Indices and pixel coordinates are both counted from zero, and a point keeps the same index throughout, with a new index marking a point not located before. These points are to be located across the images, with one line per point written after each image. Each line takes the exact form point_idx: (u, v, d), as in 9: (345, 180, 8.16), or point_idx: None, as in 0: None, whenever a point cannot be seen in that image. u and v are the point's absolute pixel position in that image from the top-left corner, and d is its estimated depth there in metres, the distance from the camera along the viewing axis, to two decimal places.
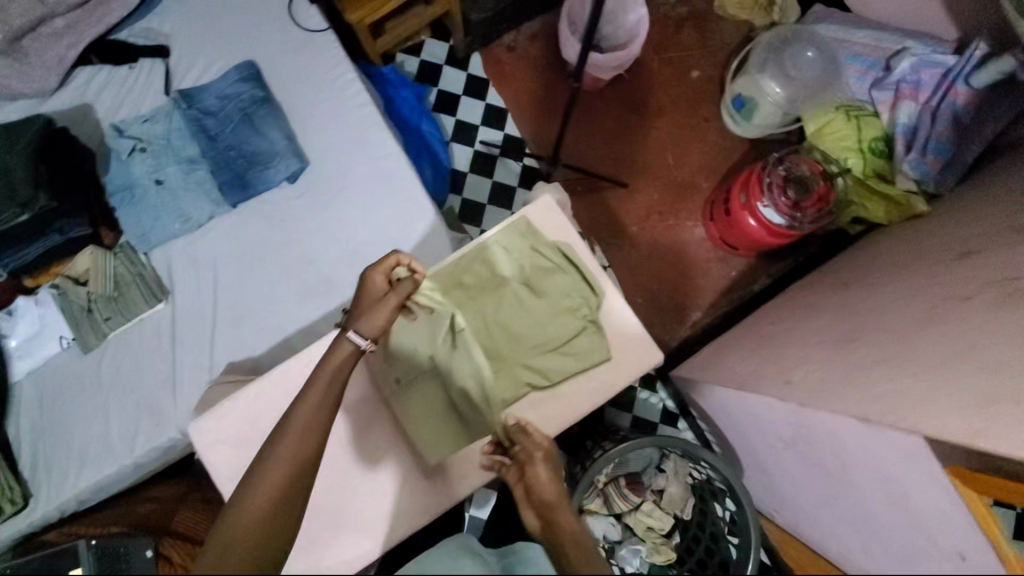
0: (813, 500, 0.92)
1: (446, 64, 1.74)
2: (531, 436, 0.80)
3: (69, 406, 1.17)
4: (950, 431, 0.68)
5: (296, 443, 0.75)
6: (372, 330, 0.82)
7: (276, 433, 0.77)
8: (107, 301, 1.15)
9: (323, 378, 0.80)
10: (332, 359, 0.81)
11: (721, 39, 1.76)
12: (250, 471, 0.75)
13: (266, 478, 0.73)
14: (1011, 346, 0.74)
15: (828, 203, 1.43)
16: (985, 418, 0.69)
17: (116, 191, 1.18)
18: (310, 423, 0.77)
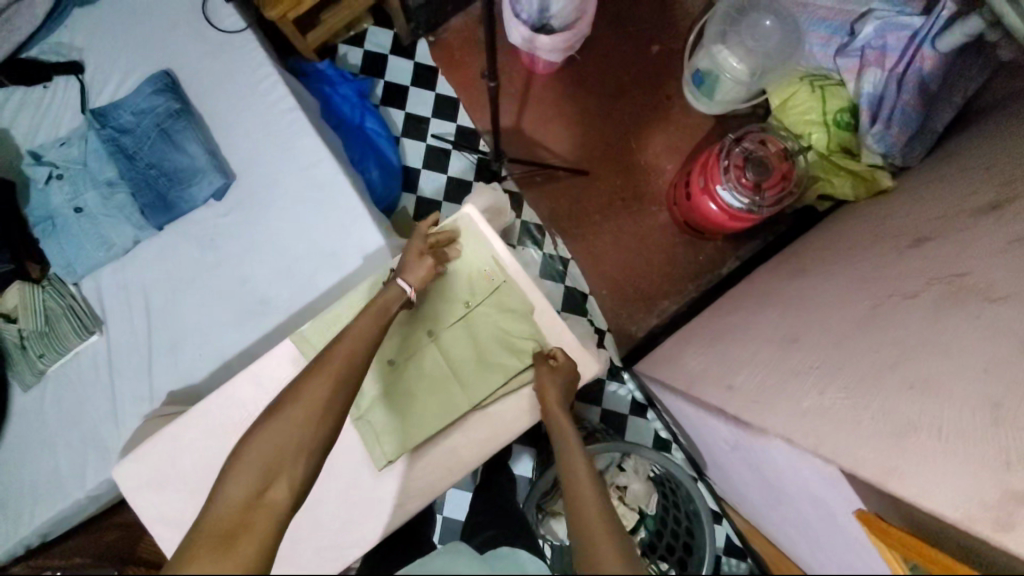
0: (759, 508, 0.89)
1: (391, 54, 1.65)
2: (561, 360, 0.86)
3: (17, 445, 1.16)
4: (864, 468, 0.65)
5: (336, 376, 0.67)
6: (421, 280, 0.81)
7: (318, 357, 0.70)
8: (39, 337, 1.12)
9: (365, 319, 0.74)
10: (382, 297, 0.78)
11: (682, 7, 1.65)
12: (285, 388, 0.67)
13: (300, 402, 0.65)
14: (942, 358, 0.69)
15: (790, 181, 1.35)
16: (901, 457, 0.64)
17: (37, 222, 1.15)
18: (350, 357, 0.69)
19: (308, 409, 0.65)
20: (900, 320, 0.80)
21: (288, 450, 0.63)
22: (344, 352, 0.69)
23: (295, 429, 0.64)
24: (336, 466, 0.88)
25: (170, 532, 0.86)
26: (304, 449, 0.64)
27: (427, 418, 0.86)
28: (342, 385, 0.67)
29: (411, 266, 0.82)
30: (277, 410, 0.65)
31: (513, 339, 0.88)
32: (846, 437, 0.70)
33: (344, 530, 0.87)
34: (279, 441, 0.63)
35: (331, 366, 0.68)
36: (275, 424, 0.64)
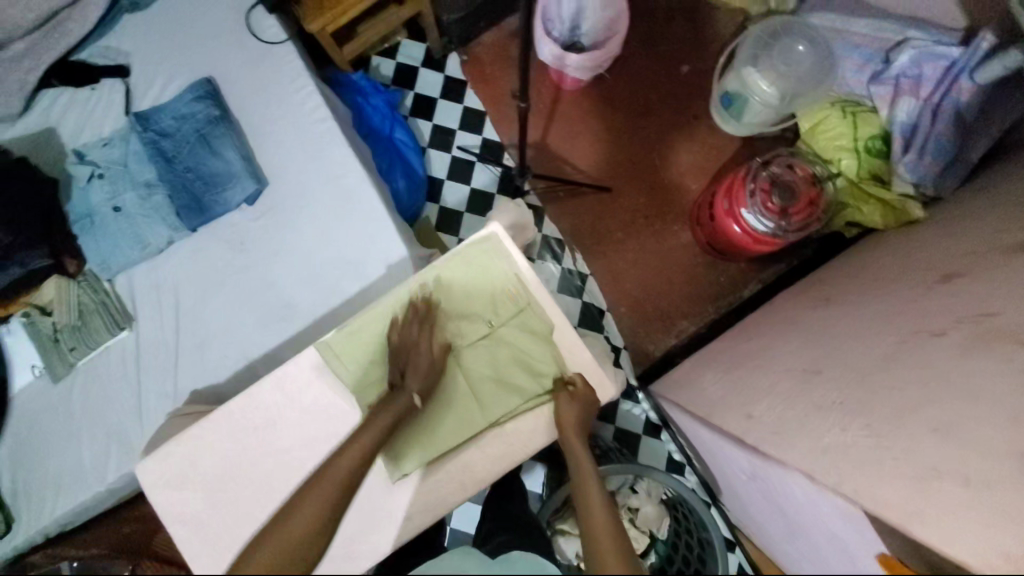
0: (775, 540, 0.87)
1: (423, 66, 1.68)
2: (580, 387, 0.86)
3: (43, 435, 1.19)
4: (885, 506, 0.62)
5: (334, 488, 0.74)
6: (423, 380, 0.84)
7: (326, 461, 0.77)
8: (72, 331, 1.16)
9: (368, 435, 0.79)
10: (389, 411, 0.82)
11: (713, 29, 1.67)
12: (293, 494, 0.75)
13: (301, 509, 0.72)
14: (973, 404, 0.68)
15: (818, 207, 1.34)
16: (928, 503, 0.62)
17: (77, 219, 1.19)
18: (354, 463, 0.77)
19: (306, 523, 0.72)
20: (929, 357, 0.78)
21: (291, 549, 0.70)
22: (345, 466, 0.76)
23: (298, 531, 0.71)
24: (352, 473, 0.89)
25: (184, 532, 0.88)
26: (304, 549, 0.70)
27: (444, 435, 0.86)
28: (337, 498, 0.74)
29: (414, 371, 0.84)
30: (284, 513, 0.73)
31: (532, 360, 0.88)
32: (878, 486, 0.64)
33: (351, 545, 0.86)
34: (282, 545, 0.70)
35: (331, 477, 0.75)
36: (281, 524, 0.72)
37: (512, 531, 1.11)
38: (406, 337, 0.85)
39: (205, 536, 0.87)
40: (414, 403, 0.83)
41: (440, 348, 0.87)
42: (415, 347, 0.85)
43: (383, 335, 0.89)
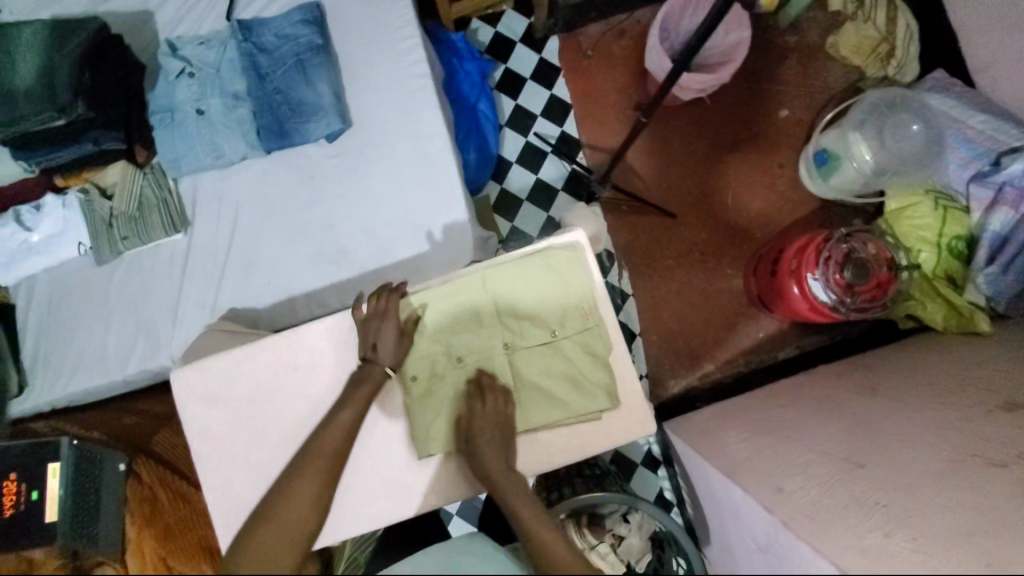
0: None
1: (521, 42, 1.63)
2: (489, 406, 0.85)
3: (74, 312, 1.20)
4: None
5: (321, 478, 0.76)
6: (395, 353, 0.86)
7: (302, 457, 0.78)
8: (128, 220, 1.17)
9: (346, 412, 0.82)
10: (362, 385, 0.85)
11: (823, 81, 1.61)
12: (270, 492, 0.74)
13: (289, 500, 0.73)
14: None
15: (884, 293, 1.31)
16: None
17: (157, 111, 1.17)
18: (333, 454, 0.78)
19: (305, 500, 0.73)
20: (980, 492, 0.79)
21: (278, 550, 0.69)
22: (321, 453, 0.78)
23: (294, 529, 0.71)
24: (377, 434, 0.90)
25: (204, 448, 0.90)
26: (296, 545, 0.71)
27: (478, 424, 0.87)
28: (324, 487, 0.76)
29: (385, 346, 0.86)
30: (267, 513, 0.72)
31: (583, 377, 0.88)
32: None
33: (364, 502, 0.90)
34: (269, 543, 0.69)
35: (316, 464, 0.77)
36: (269, 523, 0.71)
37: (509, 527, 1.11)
38: (380, 317, 0.87)
39: (221, 457, 0.89)
40: (386, 374, 0.86)
41: (449, 382, 0.88)
42: (387, 326, 0.86)
43: (448, 309, 0.89)
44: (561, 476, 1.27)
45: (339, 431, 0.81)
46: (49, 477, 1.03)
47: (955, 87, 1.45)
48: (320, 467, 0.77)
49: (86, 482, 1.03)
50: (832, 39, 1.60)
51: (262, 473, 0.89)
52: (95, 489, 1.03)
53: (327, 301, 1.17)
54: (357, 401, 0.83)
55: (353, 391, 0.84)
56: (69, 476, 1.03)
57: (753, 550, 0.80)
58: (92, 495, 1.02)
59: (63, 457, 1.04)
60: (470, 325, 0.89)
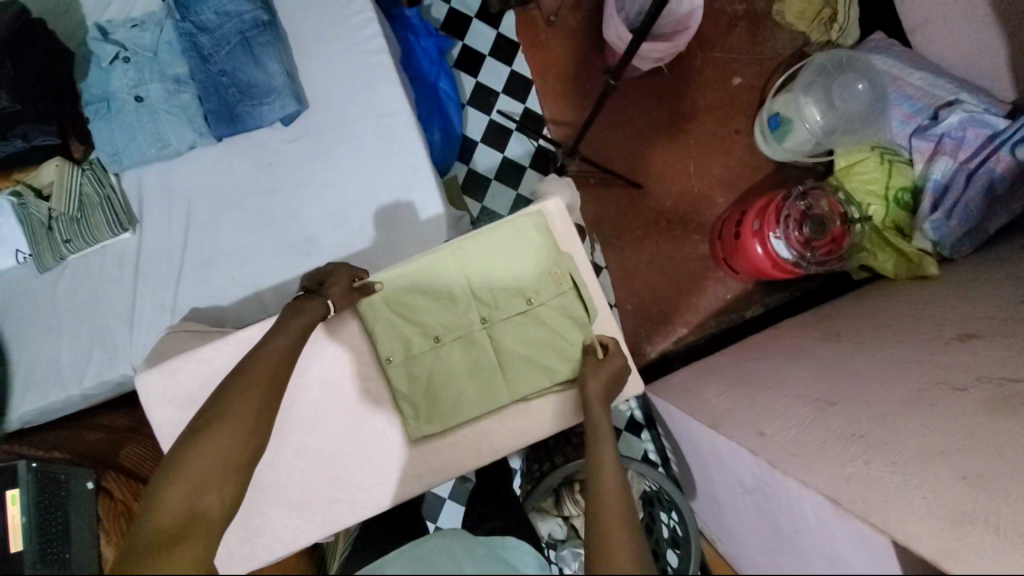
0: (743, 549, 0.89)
1: (476, 18, 1.60)
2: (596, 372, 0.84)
3: (15, 328, 1.11)
4: (922, 542, 0.56)
5: (252, 408, 0.72)
6: (341, 297, 0.85)
7: (230, 384, 0.74)
8: (69, 222, 1.08)
9: (281, 336, 0.79)
10: (299, 322, 0.80)
11: (772, 47, 1.66)
12: (196, 419, 0.70)
13: (218, 427, 0.69)
14: (994, 460, 0.72)
15: (839, 246, 1.38)
16: (955, 540, 0.59)
17: (92, 101, 1.08)
18: (268, 378, 0.75)
19: (240, 428, 0.71)
20: (949, 412, 0.82)
21: (217, 471, 0.67)
22: (251, 385, 0.74)
23: (231, 451, 0.69)
24: (366, 422, 0.89)
25: None
26: (235, 467, 0.69)
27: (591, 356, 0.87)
28: (259, 413, 0.73)
29: (338, 281, 0.85)
30: (200, 433, 0.69)
31: (568, 346, 0.88)
32: (906, 523, 0.60)
33: (361, 491, 0.88)
34: (204, 465, 0.66)
35: (256, 385, 0.74)
36: (203, 443, 0.68)
37: (501, 517, 1.10)
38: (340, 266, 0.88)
39: None
40: (324, 309, 0.83)
41: (433, 363, 0.87)
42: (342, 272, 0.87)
43: (422, 287, 0.87)
44: (551, 447, 1.27)
45: (285, 362, 0.78)
46: (9, 505, 0.92)
47: (892, 47, 1.52)
48: (256, 397, 0.73)
49: (52, 505, 0.95)
50: (778, 5, 1.65)
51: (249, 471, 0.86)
52: (62, 511, 0.96)
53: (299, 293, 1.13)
54: (291, 333, 0.79)
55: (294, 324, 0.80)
56: (30, 501, 0.94)
57: (745, 494, 0.85)
58: (61, 518, 0.95)
59: (22, 482, 0.94)
60: (446, 301, 0.88)
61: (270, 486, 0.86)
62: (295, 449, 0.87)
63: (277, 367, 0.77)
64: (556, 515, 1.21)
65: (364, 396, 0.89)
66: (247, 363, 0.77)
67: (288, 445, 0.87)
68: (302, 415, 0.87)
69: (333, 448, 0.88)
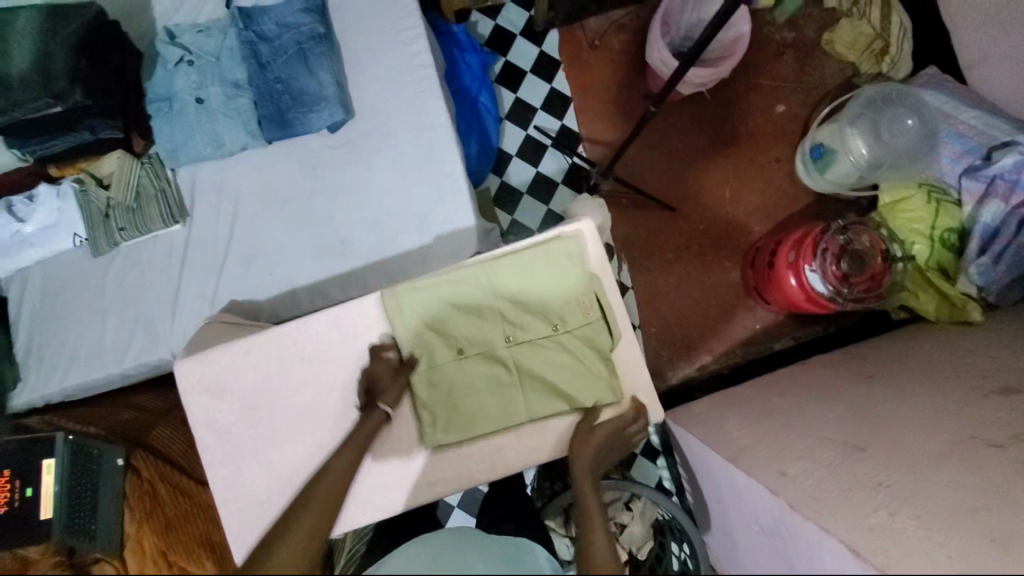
0: None
1: (521, 35, 1.63)
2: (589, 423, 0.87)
3: (66, 307, 1.18)
4: None
5: (321, 515, 0.70)
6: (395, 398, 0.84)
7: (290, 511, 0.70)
8: (126, 211, 1.15)
9: (344, 453, 0.79)
10: (365, 432, 0.82)
11: (818, 77, 1.63)
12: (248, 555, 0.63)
13: (293, 535, 0.65)
14: None
15: (879, 284, 1.34)
16: None
17: (155, 99, 1.15)
18: (326, 487, 0.74)
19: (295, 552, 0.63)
20: (973, 474, 0.80)
21: None
22: (323, 494, 0.73)
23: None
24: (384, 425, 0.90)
25: (210, 438, 0.89)
26: None
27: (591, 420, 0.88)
28: (316, 537, 0.67)
29: (385, 388, 0.84)
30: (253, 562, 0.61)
31: (590, 370, 0.88)
32: None
33: (373, 492, 0.90)
34: None
35: (311, 502, 0.71)
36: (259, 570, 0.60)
37: (516, 523, 1.09)
38: (374, 359, 0.87)
39: (229, 449, 0.89)
40: (386, 413, 0.84)
41: (455, 374, 0.89)
42: (380, 363, 0.87)
43: (452, 299, 0.89)
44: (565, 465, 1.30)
45: (341, 468, 0.78)
46: (44, 473, 1.05)
47: (947, 83, 1.48)
48: (313, 514, 0.70)
49: (82, 475, 1.04)
50: (828, 35, 1.62)
51: (270, 464, 0.89)
52: (92, 483, 1.04)
53: (331, 293, 1.18)
54: (354, 447, 0.80)
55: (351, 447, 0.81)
56: (63, 472, 1.04)
57: (761, 534, 0.82)
58: (89, 488, 1.03)
59: (58, 452, 1.05)
60: (475, 316, 0.89)
61: (289, 478, 0.89)
62: (315, 445, 0.89)
63: (337, 469, 0.77)
64: (564, 535, 1.20)
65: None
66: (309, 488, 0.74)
67: (308, 441, 0.89)
68: (325, 414, 0.89)
69: None
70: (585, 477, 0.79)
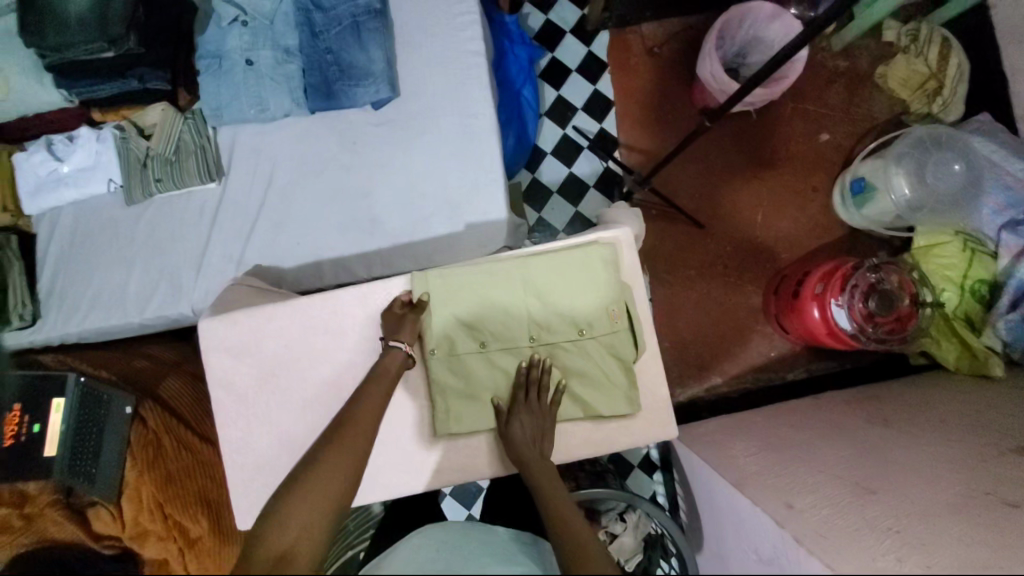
0: None
1: (571, 33, 1.61)
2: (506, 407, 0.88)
3: (93, 251, 1.19)
4: None
5: (354, 450, 0.74)
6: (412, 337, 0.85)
7: (335, 429, 0.76)
8: (164, 162, 1.15)
9: (374, 389, 0.81)
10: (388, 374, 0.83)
11: (866, 110, 1.61)
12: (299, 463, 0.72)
13: (326, 464, 0.72)
14: None
15: (905, 326, 1.32)
16: None
17: (206, 56, 1.15)
18: (369, 423, 0.78)
19: (341, 472, 0.72)
20: (984, 532, 0.79)
21: (314, 514, 0.68)
22: (357, 425, 0.77)
23: (326, 494, 0.70)
24: (396, 407, 0.90)
25: (226, 398, 0.90)
26: (329, 510, 0.69)
27: (522, 378, 0.87)
28: (354, 459, 0.74)
29: (397, 328, 0.85)
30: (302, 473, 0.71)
31: (609, 379, 0.88)
32: None
33: (377, 472, 0.90)
34: (304, 508, 0.68)
35: (348, 435, 0.75)
36: (305, 485, 0.69)
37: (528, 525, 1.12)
38: (389, 304, 0.88)
39: (242, 409, 0.90)
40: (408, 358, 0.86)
41: (476, 368, 0.89)
42: (394, 320, 0.86)
43: (480, 291, 0.88)
44: (564, 472, 1.30)
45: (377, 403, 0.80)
46: (54, 410, 1.06)
47: (997, 132, 1.45)
48: (348, 443, 0.74)
49: (91, 418, 1.06)
50: (881, 69, 1.59)
51: (281, 430, 0.89)
52: (98, 427, 1.06)
53: (356, 269, 1.18)
54: (381, 383, 0.82)
55: (374, 385, 0.82)
56: (73, 410, 1.06)
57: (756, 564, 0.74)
58: (95, 432, 1.05)
59: (68, 393, 1.07)
60: (501, 311, 0.88)
61: (297, 446, 0.89)
62: (326, 417, 0.89)
63: (376, 404, 0.80)
64: None
65: (403, 384, 0.91)
66: (350, 409, 0.79)
67: (321, 414, 0.89)
68: (340, 387, 0.89)
69: None
70: (543, 475, 0.80)
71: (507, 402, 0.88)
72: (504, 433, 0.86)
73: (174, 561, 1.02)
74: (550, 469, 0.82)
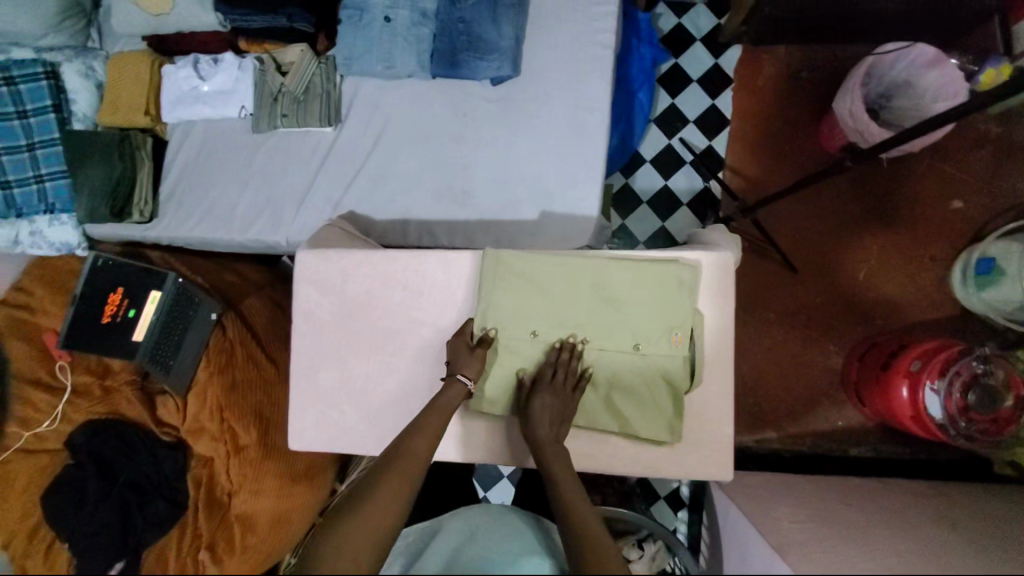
0: None
1: (700, 42, 1.55)
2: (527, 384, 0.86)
3: (211, 167, 1.29)
4: None
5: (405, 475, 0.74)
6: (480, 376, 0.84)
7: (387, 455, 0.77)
8: (293, 100, 1.23)
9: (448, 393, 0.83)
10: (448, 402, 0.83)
11: (1014, 184, 1.43)
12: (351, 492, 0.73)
13: (379, 487, 0.72)
14: None
15: (1001, 427, 1.19)
16: None
17: (349, 7, 1.20)
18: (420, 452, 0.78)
19: (390, 494, 0.72)
20: None
21: (364, 537, 0.67)
22: (411, 451, 0.77)
23: (378, 518, 0.69)
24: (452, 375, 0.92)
25: (304, 327, 0.95)
26: (381, 538, 0.68)
27: (550, 358, 0.85)
28: (405, 483, 0.74)
29: (464, 362, 0.84)
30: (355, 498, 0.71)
31: (656, 403, 0.85)
32: None
33: None
34: (360, 529, 0.68)
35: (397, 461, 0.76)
36: (358, 513, 0.69)
37: None
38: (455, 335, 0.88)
39: (311, 340, 0.95)
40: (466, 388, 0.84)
41: (519, 356, 0.87)
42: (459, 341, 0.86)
43: (559, 285, 0.87)
44: None
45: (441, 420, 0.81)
46: (149, 301, 1.14)
47: None
48: (400, 469, 0.74)
49: (182, 317, 1.14)
50: None
51: (343, 369, 0.94)
52: (186, 324, 1.14)
53: (438, 235, 1.21)
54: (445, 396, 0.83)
55: (440, 411, 0.82)
56: (166, 307, 1.14)
57: None
58: (180, 331, 1.13)
59: (165, 289, 1.14)
60: (568, 308, 0.87)
61: (353, 388, 0.93)
62: (385, 368, 0.93)
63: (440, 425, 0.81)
64: None
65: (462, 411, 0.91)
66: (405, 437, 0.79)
67: (382, 363, 0.93)
68: (405, 342, 0.93)
69: (417, 381, 0.92)
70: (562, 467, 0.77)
71: (531, 377, 0.87)
72: (523, 406, 0.85)
73: (221, 459, 1.11)
74: (568, 466, 0.78)
